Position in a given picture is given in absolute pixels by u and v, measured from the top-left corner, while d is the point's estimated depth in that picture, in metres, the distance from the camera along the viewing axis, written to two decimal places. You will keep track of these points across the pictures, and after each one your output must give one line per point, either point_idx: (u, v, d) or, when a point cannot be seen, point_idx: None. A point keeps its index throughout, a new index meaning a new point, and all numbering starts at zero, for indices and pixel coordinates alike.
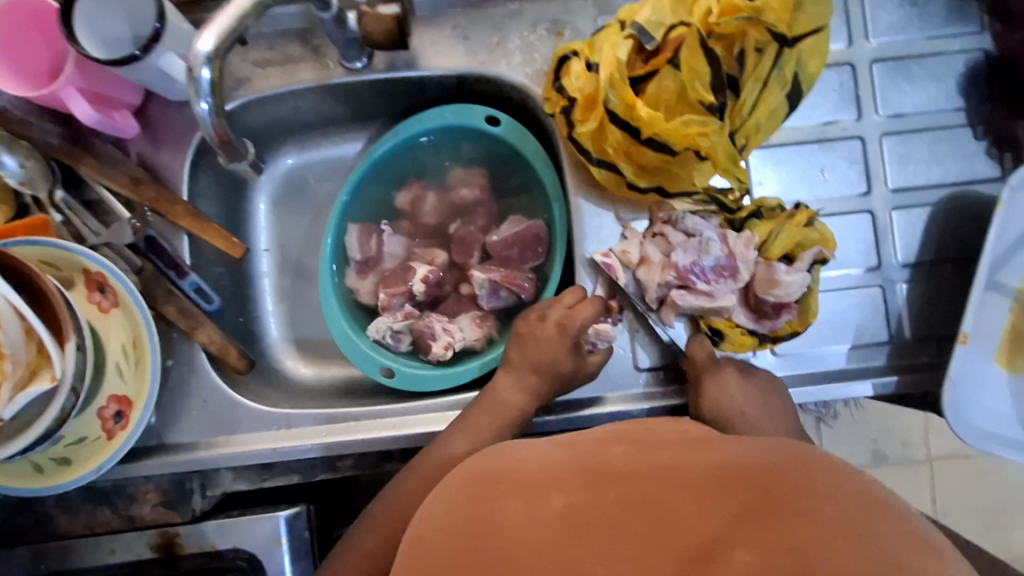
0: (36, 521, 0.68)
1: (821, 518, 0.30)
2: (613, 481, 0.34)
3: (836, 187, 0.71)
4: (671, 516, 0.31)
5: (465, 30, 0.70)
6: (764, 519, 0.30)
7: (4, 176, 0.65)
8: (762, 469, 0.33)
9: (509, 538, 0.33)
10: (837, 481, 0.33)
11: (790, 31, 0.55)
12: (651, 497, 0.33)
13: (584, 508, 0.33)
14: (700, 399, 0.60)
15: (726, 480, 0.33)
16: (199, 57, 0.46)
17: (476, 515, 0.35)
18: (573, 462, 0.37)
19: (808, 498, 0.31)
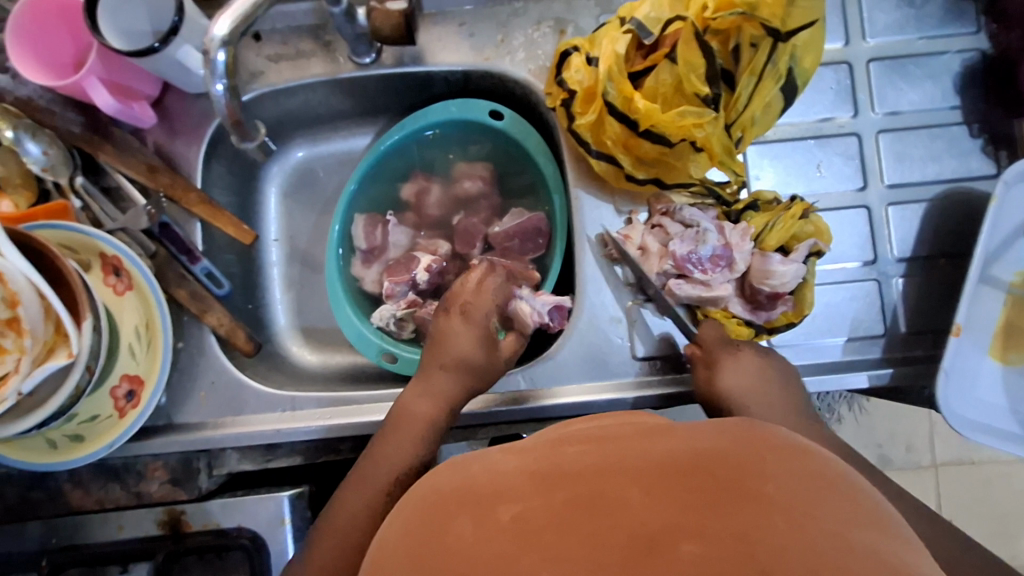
0: (50, 495, 0.71)
1: (769, 502, 0.29)
2: (566, 481, 0.31)
3: (832, 183, 0.72)
4: (615, 502, 0.29)
5: (471, 28, 0.72)
6: (713, 508, 0.29)
7: (28, 163, 0.67)
8: (710, 453, 0.31)
9: (463, 552, 0.30)
10: (786, 462, 0.31)
11: (783, 26, 0.56)
12: (603, 492, 0.30)
13: (536, 514, 0.30)
14: (715, 383, 0.61)
15: (676, 469, 0.30)
16: (215, 40, 0.48)
17: (429, 536, 0.31)
18: (522, 467, 0.33)
19: (753, 480, 0.30)
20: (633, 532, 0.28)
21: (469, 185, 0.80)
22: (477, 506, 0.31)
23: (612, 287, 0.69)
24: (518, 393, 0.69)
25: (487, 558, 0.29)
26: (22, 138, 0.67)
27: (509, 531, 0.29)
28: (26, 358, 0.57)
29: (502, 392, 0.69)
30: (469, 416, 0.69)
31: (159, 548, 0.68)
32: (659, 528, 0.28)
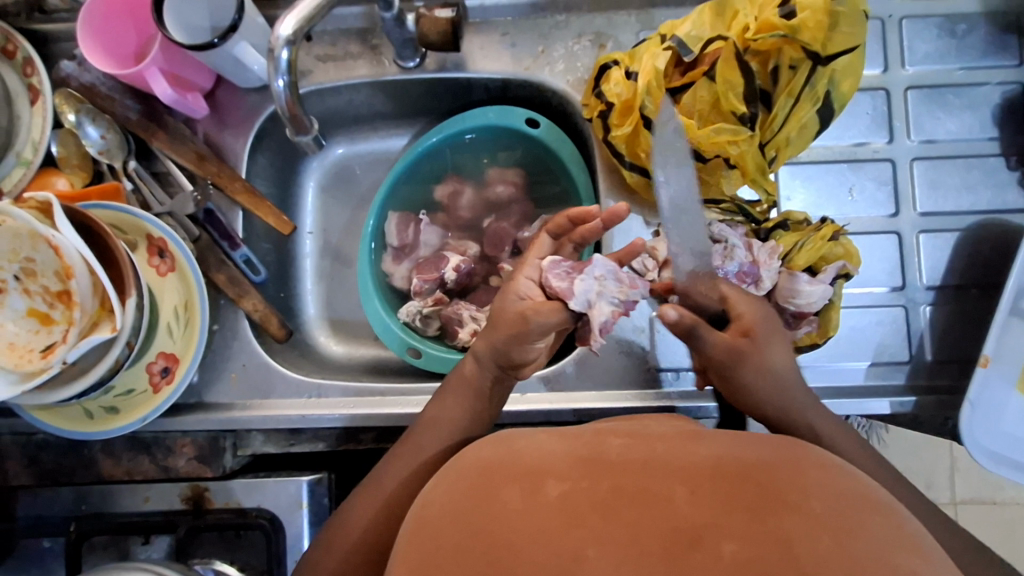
0: (82, 462, 0.74)
1: (809, 512, 0.33)
2: (610, 472, 0.36)
3: (863, 208, 0.72)
4: (663, 503, 0.34)
5: (513, 38, 0.74)
6: (758, 513, 0.33)
7: (87, 145, 0.72)
8: (758, 465, 0.35)
9: (510, 514, 0.35)
10: (828, 479, 0.35)
11: (824, 50, 0.57)
12: (648, 489, 0.34)
13: (580, 496, 0.35)
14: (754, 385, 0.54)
15: (723, 475, 0.35)
16: (280, 39, 0.50)
17: (479, 503, 0.36)
18: (568, 452, 0.37)
19: (797, 495, 0.34)
20: (676, 525, 0.33)
21: (500, 190, 0.82)
22: (526, 475, 0.36)
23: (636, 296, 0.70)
24: (538, 395, 0.69)
25: (537, 527, 0.34)
26: (83, 122, 0.72)
27: (557, 505, 0.34)
28: (73, 329, 0.60)
29: (523, 394, 0.69)
30: None
31: (181, 522, 0.71)
32: (703, 525, 0.33)
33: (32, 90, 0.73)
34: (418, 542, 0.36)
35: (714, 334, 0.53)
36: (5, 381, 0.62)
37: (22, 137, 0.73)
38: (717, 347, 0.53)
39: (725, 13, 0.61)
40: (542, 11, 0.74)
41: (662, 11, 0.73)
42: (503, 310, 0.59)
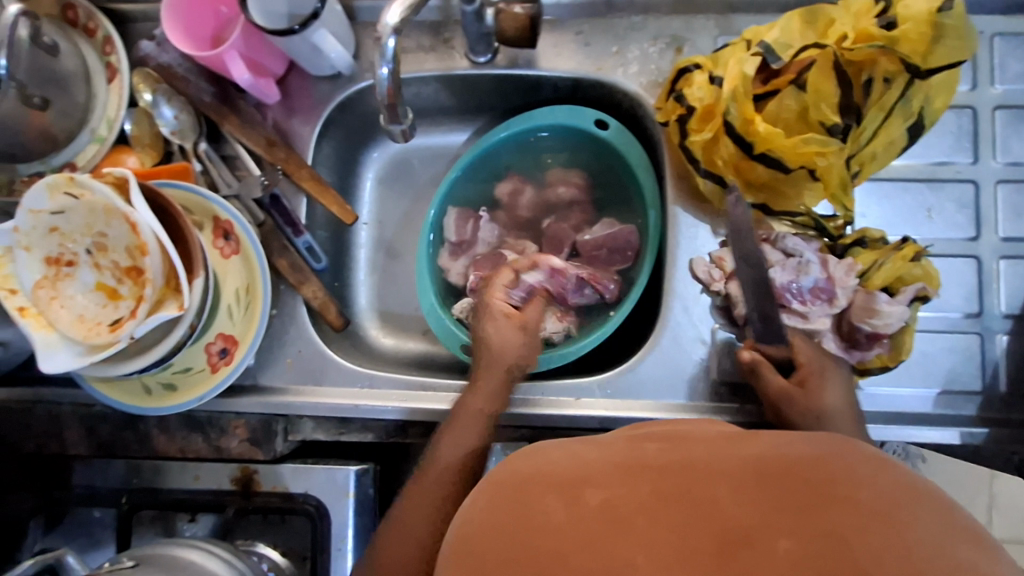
0: (138, 438, 0.73)
1: (858, 506, 0.31)
2: (647, 474, 0.35)
3: (942, 230, 0.70)
4: (709, 505, 0.32)
5: (588, 37, 0.73)
6: (807, 509, 0.31)
7: (161, 125, 0.73)
8: (799, 461, 0.34)
9: (553, 527, 0.33)
10: (875, 471, 0.33)
11: (924, 63, 0.56)
12: (682, 490, 0.33)
13: (619, 503, 0.34)
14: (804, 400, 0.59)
15: (767, 473, 0.33)
16: (387, 27, 0.51)
17: (518, 511, 0.35)
18: (606, 460, 0.37)
19: (844, 486, 0.32)
20: (725, 526, 0.31)
21: (562, 192, 0.81)
22: (564, 488, 0.35)
23: (700, 306, 0.68)
24: (593, 399, 0.68)
25: (580, 537, 0.32)
26: (159, 102, 0.72)
27: (597, 516, 0.33)
28: (142, 306, 0.60)
29: (578, 398, 0.68)
30: (540, 418, 0.69)
31: (229, 502, 0.72)
32: (751, 525, 0.31)
33: (110, 68, 0.74)
34: (461, 559, 0.35)
35: (779, 377, 0.60)
36: (71, 352, 0.62)
37: (96, 113, 0.74)
38: (785, 392, 0.59)
39: (818, 20, 0.60)
40: (619, 12, 0.73)
41: (742, 17, 0.71)
42: (499, 337, 0.67)
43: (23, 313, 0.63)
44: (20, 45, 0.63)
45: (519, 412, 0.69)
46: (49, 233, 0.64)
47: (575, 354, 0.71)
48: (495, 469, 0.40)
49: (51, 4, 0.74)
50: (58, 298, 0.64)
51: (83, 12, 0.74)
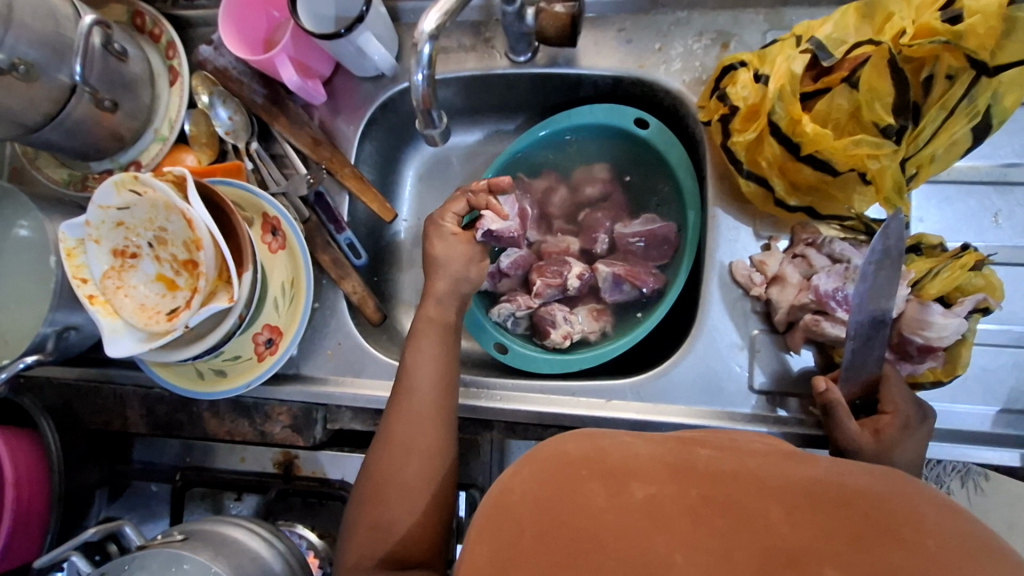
0: (190, 419, 0.77)
1: (923, 549, 0.30)
2: (698, 480, 0.35)
3: (1010, 237, 0.65)
4: (759, 521, 0.32)
5: (629, 34, 0.72)
6: (861, 542, 0.31)
7: (217, 125, 0.77)
8: (862, 494, 0.33)
9: (596, 511, 0.34)
10: (945, 519, 0.32)
11: (992, 59, 0.51)
12: (732, 499, 0.34)
13: (666, 500, 0.34)
14: (869, 442, 0.57)
15: (822, 499, 0.33)
16: (423, 34, 0.52)
17: (560, 494, 0.35)
18: (655, 457, 0.37)
19: (910, 530, 0.31)
20: (771, 546, 0.31)
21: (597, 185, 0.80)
22: (609, 476, 0.35)
23: (738, 313, 0.66)
24: (625, 402, 0.68)
25: (622, 524, 0.33)
26: (215, 103, 0.77)
27: (642, 507, 0.34)
28: (197, 297, 0.64)
29: (609, 399, 0.68)
30: (572, 418, 0.68)
31: (272, 484, 0.76)
32: (801, 548, 0.31)
33: (172, 71, 0.79)
34: (492, 529, 0.34)
35: (855, 425, 0.57)
36: (133, 338, 0.67)
37: (159, 114, 0.79)
38: (856, 440, 0.57)
39: (875, 14, 0.57)
40: (662, 7, 0.71)
41: (794, 11, 0.68)
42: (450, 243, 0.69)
43: (91, 300, 0.68)
44: (94, 53, 0.67)
45: (551, 411, 0.69)
46: (115, 227, 0.69)
47: (612, 353, 0.70)
48: (542, 443, 0.39)
49: (123, 13, 0.80)
50: (123, 287, 0.69)
51: (149, 19, 0.79)
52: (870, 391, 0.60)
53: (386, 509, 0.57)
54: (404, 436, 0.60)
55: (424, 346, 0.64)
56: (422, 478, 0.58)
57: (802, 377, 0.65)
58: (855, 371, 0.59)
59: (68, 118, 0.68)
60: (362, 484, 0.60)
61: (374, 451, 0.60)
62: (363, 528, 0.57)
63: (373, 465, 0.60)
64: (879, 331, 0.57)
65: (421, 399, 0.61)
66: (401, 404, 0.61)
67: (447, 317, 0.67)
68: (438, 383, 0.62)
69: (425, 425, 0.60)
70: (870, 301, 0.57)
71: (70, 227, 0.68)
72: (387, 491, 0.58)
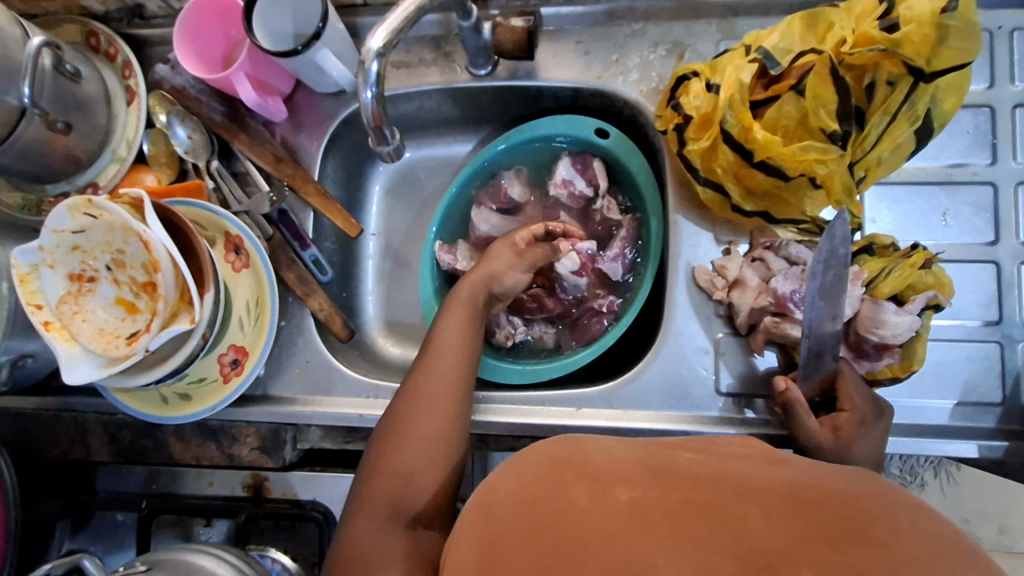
0: (155, 445, 0.76)
1: (895, 549, 0.31)
2: (677, 484, 0.36)
3: (958, 234, 0.67)
4: (736, 522, 0.33)
5: (587, 46, 0.73)
6: (837, 545, 0.31)
7: (175, 145, 0.76)
8: (840, 496, 0.35)
9: (580, 514, 0.35)
10: (916, 518, 0.34)
11: (928, 66, 0.54)
12: (711, 501, 0.35)
13: (649, 503, 0.35)
14: (824, 439, 0.58)
15: (796, 502, 0.34)
16: (371, 52, 0.52)
17: (544, 499, 0.37)
18: (635, 460, 0.39)
19: (883, 529, 0.32)
20: (750, 546, 0.32)
21: (568, 174, 0.78)
22: (592, 480, 0.37)
23: (703, 317, 0.67)
24: (596, 409, 0.68)
25: (607, 528, 0.34)
26: (173, 123, 0.76)
27: (628, 509, 0.35)
28: (157, 319, 0.63)
29: (579, 408, 0.68)
30: (541, 428, 0.69)
31: (240, 507, 0.74)
32: (776, 550, 0.32)
33: (129, 91, 0.77)
34: (484, 525, 0.37)
35: (815, 422, 0.59)
36: (93, 365, 0.65)
37: (117, 135, 0.77)
38: (815, 438, 0.58)
39: (819, 24, 0.59)
40: (618, 20, 0.73)
41: (744, 20, 0.70)
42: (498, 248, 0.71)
43: (47, 327, 0.66)
44: (43, 74, 0.66)
45: (525, 423, 0.69)
46: (71, 250, 0.67)
47: (577, 362, 0.71)
48: (532, 446, 0.42)
49: (76, 32, 0.79)
50: (80, 312, 0.67)
51: (104, 38, 0.78)
52: (827, 389, 0.62)
53: (402, 460, 0.57)
54: (424, 396, 0.61)
55: (455, 315, 0.66)
56: (438, 432, 0.59)
57: (766, 378, 0.66)
58: (813, 370, 0.61)
59: (18, 140, 0.66)
60: (379, 436, 0.60)
61: (394, 407, 0.62)
62: (377, 478, 0.57)
63: (393, 419, 0.60)
64: (831, 337, 0.59)
65: (445, 363, 0.63)
66: (426, 366, 0.63)
67: (478, 294, 0.68)
68: (465, 348, 0.64)
69: (448, 383, 0.62)
70: (823, 304, 0.58)
71: (23, 253, 0.65)
72: (406, 445, 0.58)
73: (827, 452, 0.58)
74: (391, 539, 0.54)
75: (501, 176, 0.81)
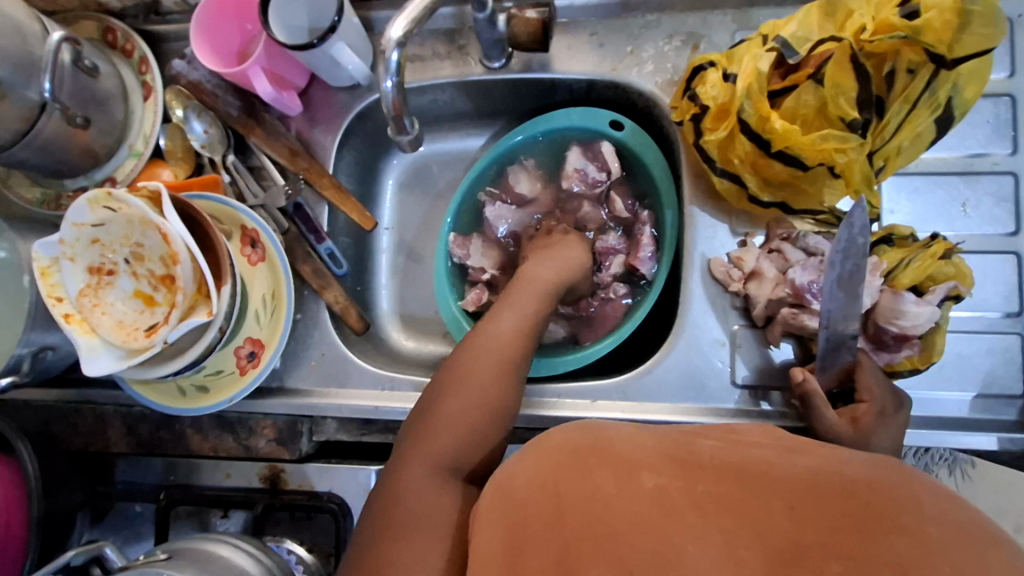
0: (174, 436, 0.77)
1: (923, 537, 0.30)
2: (703, 475, 0.37)
3: (978, 225, 0.66)
4: (761, 514, 0.33)
5: (601, 38, 0.73)
6: (864, 533, 0.31)
7: (192, 139, 0.77)
8: (863, 484, 0.34)
9: (606, 498, 0.36)
10: (945, 507, 0.33)
11: (949, 53, 0.53)
12: (733, 490, 0.35)
13: (674, 492, 0.36)
14: (842, 430, 0.58)
15: (819, 491, 0.34)
16: (391, 42, 0.52)
17: (570, 481, 0.38)
18: (659, 450, 0.40)
19: (909, 517, 0.31)
20: (778, 540, 0.32)
21: (580, 164, 0.78)
22: (620, 467, 0.38)
23: (720, 309, 0.67)
24: (611, 401, 0.68)
25: (633, 511, 0.35)
26: (190, 117, 0.77)
27: (653, 496, 0.36)
28: (175, 312, 0.63)
29: (594, 400, 0.68)
30: (555, 420, 0.69)
31: (258, 499, 0.74)
32: (800, 542, 0.31)
33: (146, 86, 0.78)
34: (502, 506, 0.40)
35: (833, 413, 0.58)
36: (112, 356, 0.66)
37: (134, 130, 0.78)
38: (835, 429, 0.58)
39: (837, 12, 0.58)
40: (633, 11, 0.73)
41: (760, 11, 0.70)
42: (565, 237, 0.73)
43: (68, 319, 0.67)
44: (63, 69, 0.67)
45: (539, 416, 0.69)
46: (90, 244, 0.68)
47: (593, 355, 0.71)
48: (548, 434, 0.44)
49: (93, 29, 0.80)
50: (100, 305, 0.68)
51: (121, 34, 0.79)
52: (846, 380, 0.61)
53: (447, 427, 0.56)
54: (482, 366, 0.59)
55: (530, 291, 0.65)
56: (489, 405, 0.57)
57: (783, 370, 0.66)
58: (831, 362, 0.61)
59: (38, 136, 0.67)
60: (428, 401, 0.59)
61: (448, 373, 0.60)
62: (434, 437, 0.55)
63: (454, 381, 0.59)
64: (848, 330, 0.59)
65: (505, 338, 0.61)
66: (486, 337, 0.61)
67: (555, 275, 0.67)
68: (535, 325, 0.63)
69: (515, 357, 0.60)
70: (840, 293, 0.58)
71: (43, 246, 0.66)
72: (455, 413, 0.56)
73: (846, 442, 0.58)
74: (439, 497, 0.52)
75: (510, 169, 0.81)
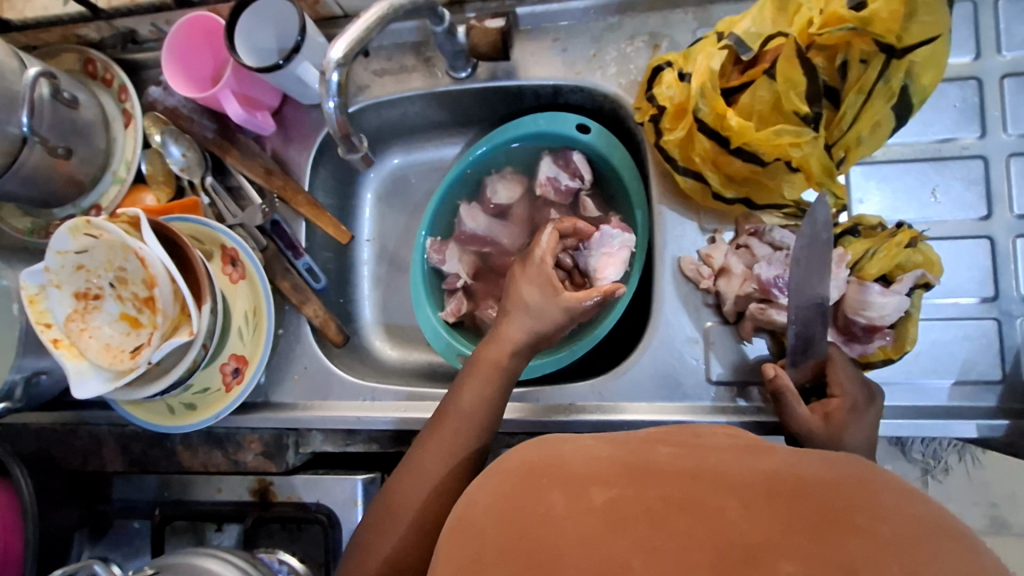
0: (166, 453, 0.79)
1: (875, 537, 0.31)
2: (657, 480, 0.36)
3: (949, 210, 0.66)
4: (716, 516, 0.33)
5: (564, 43, 0.74)
6: (818, 535, 0.31)
7: (171, 163, 0.79)
8: (822, 483, 0.34)
9: (554, 520, 0.35)
10: (899, 503, 0.33)
11: (899, 42, 0.53)
12: (691, 497, 0.34)
13: (628, 502, 0.34)
14: (808, 430, 0.57)
15: (772, 493, 0.34)
16: (331, 63, 0.54)
17: (521, 505, 0.36)
18: (614, 459, 0.38)
19: (865, 516, 0.32)
20: (732, 541, 0.32)
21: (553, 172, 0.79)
22: (568, 483, 0.36)
23: (691, 308, 0.67)
24: (587, 403, 0.68)
25: (582, 534, 0.34)
26: (167, 142, 0.79)
27: (602, 512, 0.34)
28: (157, 333, 0.65)
29: (572, 402, 0.69)
30: (535, 424, 0.69)
31: (249, 512, 0.75)
32: (760, 543, 0.32)
33: (126, 114, 0.80)
34: (458, 538, 0.36)
35: (804, 409, 0.58)
36: (101, 378, 0.68)
37: (116, 157, 0.80)
38: (806, 424, 0.57)
39: (788, 7, 0.58)
40: (595, 14, 0.73)
41: (720, 7, 0.70)
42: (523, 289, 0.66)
43: (57, 345, 0.69)
44: (41, 103, 0.69)
45: (519, 420, 0.69)
46: (75, 270, 0.70)
47: (570, 357, 0.71)
48: (507, 452, 0.41)
49: (74, 60, 0.82)
50: (87, 329, 0.70)
51: (101, 65, 0.81)
52: (818, 374, 0.61)
53: (392, 530, 0.58)
54: (417, 478, 0.59)
55: (475, 386, 0.62)
56: (429, 508, 0.58)
57: (757, 366, 0.65)
58: (802, 355, 0.61)
59: (21, 168, 0.70)
60: (378, 503, 0.60)
61: (398, 474, 0.61)
62: (371, 544, 0.59)
63: (392, 485, 0.60)
64: (819, 316, 0.58)
65: (446, 441, 0.60)
66: (435, 438, 0.61)
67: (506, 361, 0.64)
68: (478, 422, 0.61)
69: (453, 458, 0.60)
70: (805, 284, 0.57)
71: (31, 274, 0.69)
72: (398, 516, 0.58)
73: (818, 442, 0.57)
74: None
75: (487, 181, 0.83)
